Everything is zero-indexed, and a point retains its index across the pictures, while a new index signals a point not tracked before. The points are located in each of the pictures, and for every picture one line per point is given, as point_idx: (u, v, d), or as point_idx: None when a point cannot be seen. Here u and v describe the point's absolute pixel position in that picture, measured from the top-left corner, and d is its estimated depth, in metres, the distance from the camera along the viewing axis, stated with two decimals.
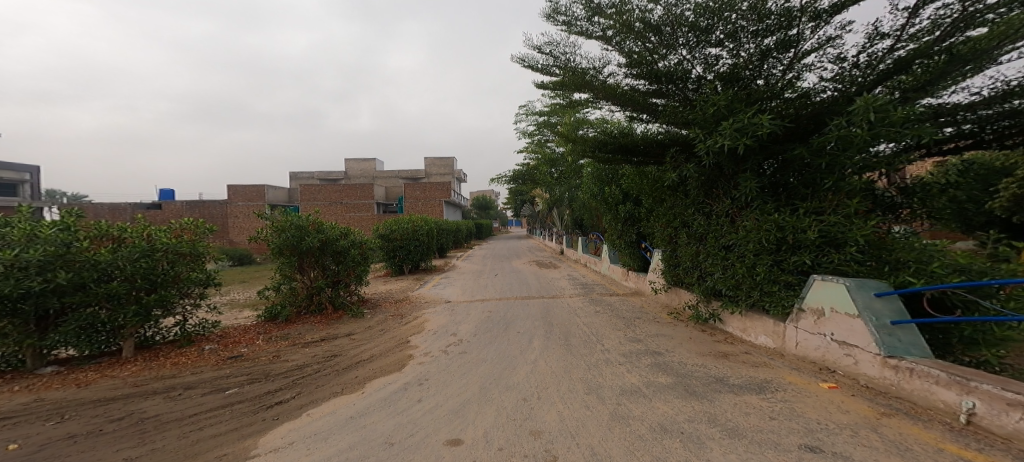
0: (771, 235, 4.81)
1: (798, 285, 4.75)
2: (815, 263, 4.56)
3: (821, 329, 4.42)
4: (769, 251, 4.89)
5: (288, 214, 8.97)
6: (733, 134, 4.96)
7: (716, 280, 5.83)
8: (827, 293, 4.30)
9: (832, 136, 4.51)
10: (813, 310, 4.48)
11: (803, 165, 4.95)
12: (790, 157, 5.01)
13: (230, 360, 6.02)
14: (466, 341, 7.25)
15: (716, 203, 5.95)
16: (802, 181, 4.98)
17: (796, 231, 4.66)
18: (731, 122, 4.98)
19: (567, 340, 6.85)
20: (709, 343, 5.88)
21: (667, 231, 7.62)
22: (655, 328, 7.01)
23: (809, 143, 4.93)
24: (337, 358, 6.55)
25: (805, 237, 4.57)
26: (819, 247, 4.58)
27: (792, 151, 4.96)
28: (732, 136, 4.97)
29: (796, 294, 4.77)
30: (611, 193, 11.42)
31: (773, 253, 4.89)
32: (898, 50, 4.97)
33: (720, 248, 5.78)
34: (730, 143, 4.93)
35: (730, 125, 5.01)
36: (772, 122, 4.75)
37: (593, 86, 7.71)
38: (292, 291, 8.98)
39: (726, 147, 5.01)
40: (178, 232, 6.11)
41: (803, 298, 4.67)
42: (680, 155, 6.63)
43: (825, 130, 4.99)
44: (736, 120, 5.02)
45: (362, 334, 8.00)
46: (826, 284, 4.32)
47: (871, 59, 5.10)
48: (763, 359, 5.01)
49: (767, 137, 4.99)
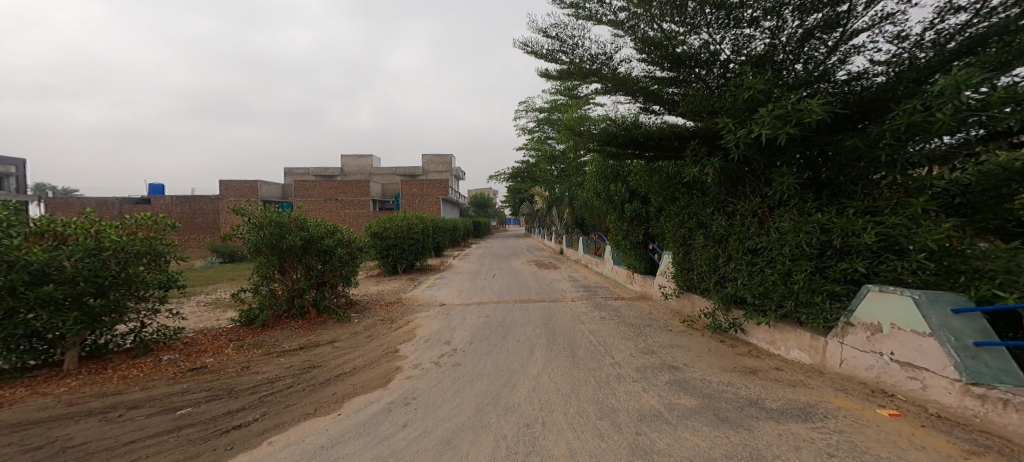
0: (813, 238, 4.12)
1: (845, 295, 4.06)
2: (871, 271, 3.87)
3: (876, 346, 3.74)
4: (810, 256, 4.20)
5: (268, 209, 8.25)
6: (773, 123, 4.29)
7: (740, 287, 5.11)
8: (889, 306, 3.60)
9: (901, 122, 3.82)
10: (867, 323, 3.79)
11: (852, 158, 4.27)
12: (837, 149, 4.31)
13: (190, 372, 5.50)
14: (460, 351, 6.56)
15: (742, 201, 5.24)
16: (849, 177, 4.30)
17: (846, 234, 3.98)
18: (772, 108, 4.30)
19: (571, 351, 6.16)
20: (731, 356, 5.17)
21: (681, 232, 6.91)
22: (667, 338, 6.28)
23: (864, 133, 4.22)
24: (314, 370, 5.93)
25: (859, 241, 3.88)
26: (874, 252, 3.91)
27: (842, 142, 4.26)
28: (771, 126, 4.31)
29: (842, 305, 4.06)
30: (616, 192, 10.73)
31: (814, 259, 4.20)
32: (974, 27, 4.27)
33: (743, 252, 5.06)
34: (770, 133, 4.25)
35: (769, 111, 4.34)
36: (826, 108, 4.05)
37: (602, 74, 7.07)
38: (271, 293, 8.31)
39: (764, 137, 4.32)
40: (133, 229, 5.72)
41: (851, 312, 3.93)
42: (702, 147, 5.66)
43: (884, 118, 4.28)
44: (778, 106, 4.33)
45: (346, 342, 7.32)
46: (886, 296, 3.62)
47: (938, 38, 4.39)
48: (799, 377, 4.30)
49: (815, 125, 4.30)
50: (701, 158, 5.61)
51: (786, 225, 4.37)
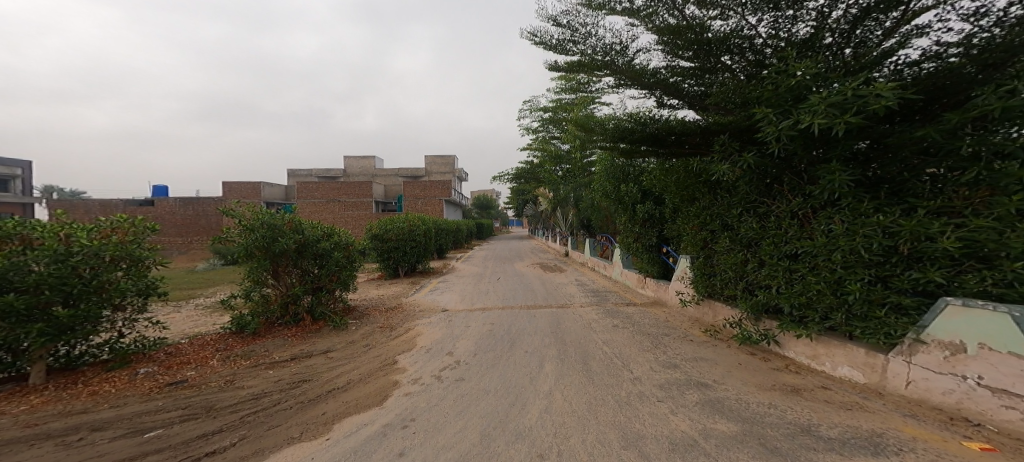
0: (874, 243, 3.62)
1: (914, 309, 3.57)
2: (948, 281, 3.40)
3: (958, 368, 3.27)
4: (869, 263, 3.70)
5: (260, 210, 7.78)
6: (827, 113, 3.79)
7: (776, 296, 4.59)
8: (980, 324, 3.15)
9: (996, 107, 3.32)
10: (945, 342, 3.33)
11: (918, 151, 3.78)
12: (901, 142, 3.81)
13: (168, 387, 5.02)
14: (464, 363, 6.06)
15: (775, 202, 4.72)
16: (915, 174, 3.80)
17: (917, 239, 3.49)
18: (827, 95, 3.81)
19: (585, 365, 5.65)
20: (766, 371, 4.65)
21: (703, 235, 6.38)
22: (690, 349, 5.75)
23: (938, 123, 3.72)
24: (306, 384, 5.46)
25: (934, 246, 3.39)
26: (951, 260, 3.43)
27: (908, 135, 3.77)
28: (825, 116, 3.81)
29: (910, 319, 3.56)
30: (627, 192, 10.20)
31: (875, 266, 3.70)
32: None
33: (779, 257, 4.54)
34: (824, 123, 3.75)
35: (822, 98, 3.85)
36: (896, 94, 3.56)
37: (617, 66, 6.56)
38: (263, 298, 7.86)
39: (815, 127, 3.83)
40: (108, 232, 5.26)
41: (924, 328, 3.44)
42: (731, 143, 5.12)
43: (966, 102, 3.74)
44: (835, 92, 3.83)
45: (341, 352, 6.83)
46: (976, 312, 3.18)
47: None
48: (853, 398, 3.78)
49: (877, 113, 3.81)
50: (732, 153, 5.10)
51: (836, 227, 3.87)
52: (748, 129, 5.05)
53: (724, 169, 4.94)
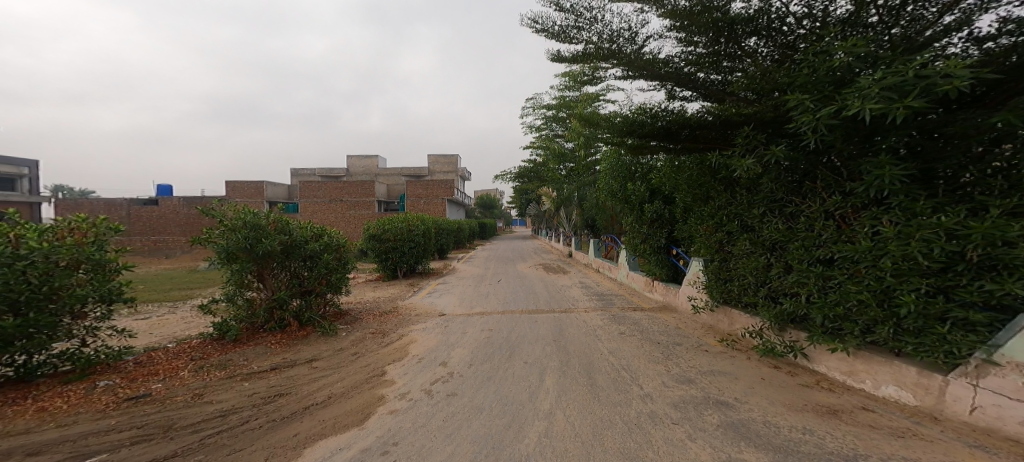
0: (935, 247, 3.11)
1: (983, 326, 3.07)
2: None
3: None
4: (929, 271, 3.19)
5: (242, 209, 7.29)
6: (882, 96, 3.26)
7: (806, 305, 4.07)
8: None
9: None
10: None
11: (987, 141, 3.26)
12: (965, 131, 3.29)
13: (127, 402, 4.60)
14: (459, 375, 5.56)
15: (805, 201, 4.19)
16: (981, 168, 3.29)
17: (991, 243, 2.98)
18: (882, 76, 3.27)
19: (590, 379, 5.16)
20: (794, 386, 4.15)
21: (718, 236, 5.86)
22: (705, 361, 5.25)
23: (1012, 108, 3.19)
24: (282, 400, 5.00)
25: (1014, 252, 2.89)
26: None
27: (976, 123, 3.24)
28: (879, 100, 3.27)
29: (979, 337, 3.06)
30: (635, 190, 9.66)
31: (935, 275, 3.20)
32: None
33: (810, 262, 4.01)
34: (878, 108, 3.21)
35: (875, 80, 3.32)
36: (971, 73, 3.04)
37: (627, 54, 6.03)
38: (247, 303, 7.42)
39: (866, 113, 3.29)
40: (64, 234, 4.82)
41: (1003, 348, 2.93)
42: (755, 134, 4.57)
43: None
44: (890, 72, 3.30)
45: (327, 361, 6.37)
46: None
47: None
48: (903, 423, 3.30)
49: (941, 97, 3.28)
50: (757, 147, 4.56)
51: (885, 229, 3.34)
52: (776, 120, 4.53)
53: (747, 163, 4.40)
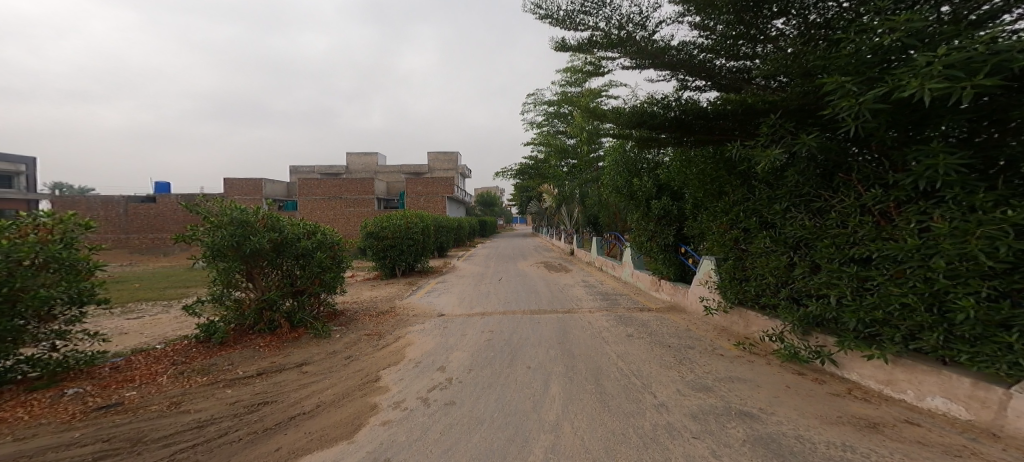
0: (1001, 245, 2.77)
1: None
2: None
3: None
4: (990, 272, 2.85)
5: (230, 205, 6.95)
6: (944, 76, 2.91)
7: (837, 309, 3.71)
8: None
9: None
10: None
11: None
12: None
13: (95, 412, 4.43)
14: (459, 381, 5.22)
15: (835, 195, 3.82)
16: None
17: None
18: (945, 52, 2.92)
19: (599, 385, 4.82)
20: (824, 395, 3.79)
21: (732, 233, 5.46)
22: (722, 365, 4.89)
23: None
24: (266, 408, 4.69)
25: None
26: None
27: None
28: (941, 79, 2.92)
29: None
30: (641, 186, 9.29)
31: (997, 276, 2.85)
32: None
33: (843, 261, 3.65)
34: (940, 88, 2.86)
35: (935, 57, 2.96)
36: None
37: (639, 40, 5.65)
38: (235, 305, 7.07)
39: (926, 94, 2.93)
40: (27, 231, 4.63)
41: None
42: (782, 123, 4.20)
43: None
44: (954, 48, 2.95)
45: (318, 365, 6.04)
46: None
47: None
48: (956, 439, 2.97)
49: (1009, 76, 2.93)
50: (783, 136, 4.20)
51: (939, 225, 2.99)
52: (806, 107, 4.17)
53: (773, 153, 4.03)
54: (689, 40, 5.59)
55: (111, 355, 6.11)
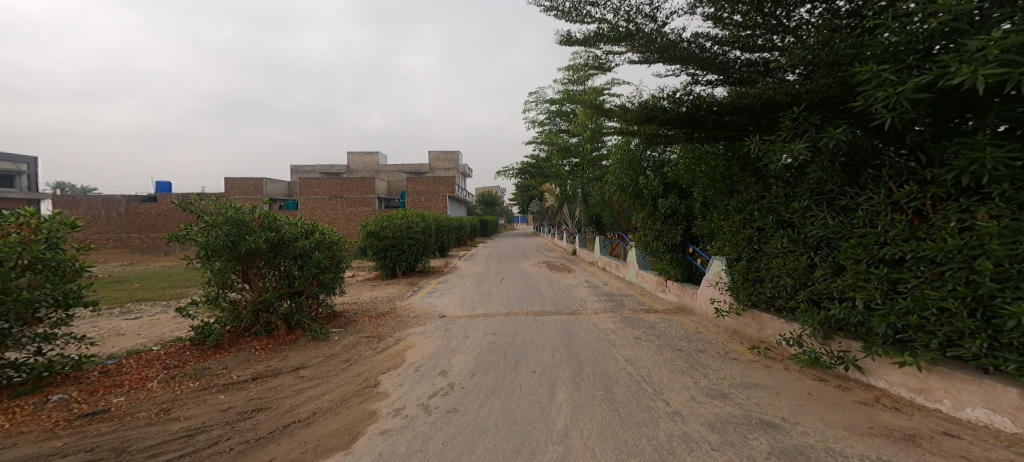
0: None
1: None
2: None
3: None
4: None
5: (225, 203, 6.74)
6: (999, 61, 2.70)
7: (864, 312, 3.50)
8: None
9: None
10: None
11: None
12: None
13: (79, 420, 4.25)
14: (463, 386, 5.01)
15: (860, 192, 3.60)
16: None
17: None
18: (999, 35, 2.72)
19: (609, 391, 4.61)
20: (851, 404, 3.58)
21: (745, 233, 5.23)
22: (738, 370, 4.67)
23: None
24: (260, 415, 4.48)
25: None
26: None
27: None
28: (995, 65, 2.72)
29: None
30: (646, 184, 9.03)
31: None
32: None
33: (871, 262, 3.44)
34: (995, 74, 2.66)
35: (988, 41, 2.76)
36: None
37: (648, 33, 5.46)
38: (231, 306, 6.88)
39: (978, 80, 2.73)
40: (10, 230, 4.50)
41: None
42: (806, 115, 3.98)
43: None
44: (1009, 32, 2.74)
45: (315, 369, 5.84)
46: None
47: None
48: (1003, 454, 2.77)
49: None
50: (806, 131, 3.99)
51: (984, 224, 2.78)
52: (831, 99, 3.95)
53: (796, 147, 3.82)
54: (700, 32, 5.44)
55: (101, 360, 5.90)
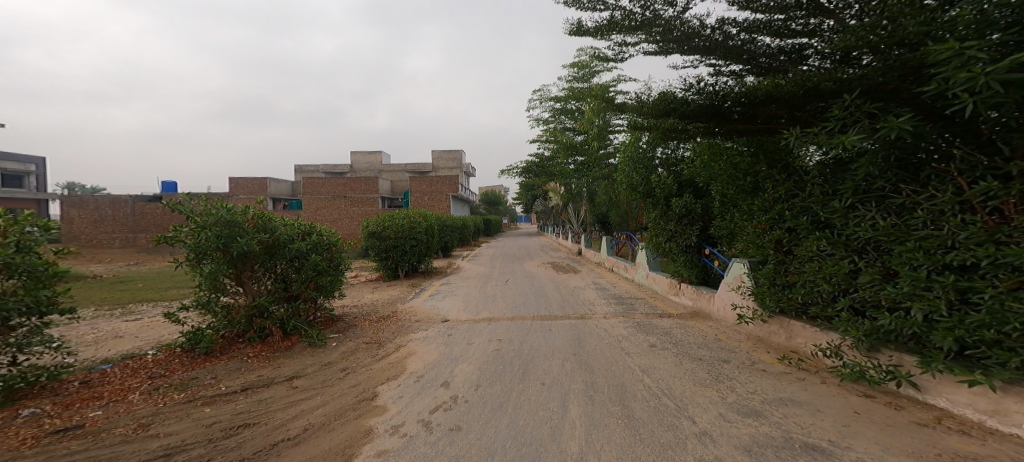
0: None
1: None
2: None
3: None
4: None
5: (215, 203, 6.39)
6: None
7: (923, 324, 3.17)
8: None
9: None
10: None
11: None
12: None
13: (49, 437, 3.90)
14: (469, 399, 4.62)
15: (921, 191, 3.26)
16: None
17: None
18: None
19: (629, 406, 4.22)
20: (907, 425, 3.20)
21: (773, 234, 4.82)
22: (770, 382, 4.29)
23: None
24: (246, 432, 4.11)
25: None
26: None
27: None
28: None
29: None
30: (659, 183, 8.62)
31: None
32: None
33: (933, 269, 3.10)
34: None
35: None
36: None
37: (668, 19, 5.08)
38: (223, 310, 6.54)
39: None
40: None
41: None
42: (858, 103, 3.60)
43: None
44: None
45: (310, 378, 5.47)
46: None
47: None
48: None
49: None
50: (857, 121, 3.62)
51: None
52: (888, 85, 3.59)
53: (847, 139, 3.43)
54: (725, 18, 5.05)
55: (83, 370, 5.56)
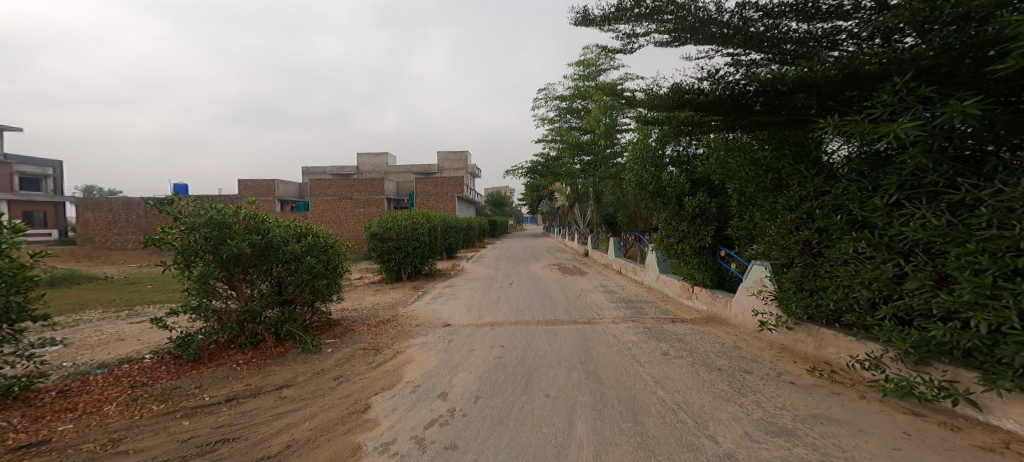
0: None
1: None
2: None
3: None
4: None
5: (204, 203, 6.08)
6: None
7: (987, 337, 2.82)
8: None
9: None
10: None
11: None
12: None
13: (8, 455, 3.59)
14: (468, 413, 4.25)
15: (986, 185, 2.91)
16: None
17: None
18: None
19: (644, 422, 3.83)
20: (969, 451, 2.84)
21: (800, 235, 4.42)
22: (802, 396, 3.90)
23: None
24: (223, 449, 3.77)
25: None
26: None
27: None
28: None
29: None
30: (671, 181, 8.20)
31: None
32: None
33: (1000, 274, 2.75)
34: None
35: None
36: None
37: (680, 4, 4.68)
38: (214, 315, 6.22)
39: None
40: None
41: None
42: (912, 87, 3.24)
43: None
44: None
45: (300, 388, 5.13)
46: None
47: None
48: None
49: None
50: (909, 107, 3.26)
51: None
52: (947, 64, 3.24)
53: (899, 127, 3.07)
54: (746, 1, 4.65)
55: (61, 379, 5.25)
